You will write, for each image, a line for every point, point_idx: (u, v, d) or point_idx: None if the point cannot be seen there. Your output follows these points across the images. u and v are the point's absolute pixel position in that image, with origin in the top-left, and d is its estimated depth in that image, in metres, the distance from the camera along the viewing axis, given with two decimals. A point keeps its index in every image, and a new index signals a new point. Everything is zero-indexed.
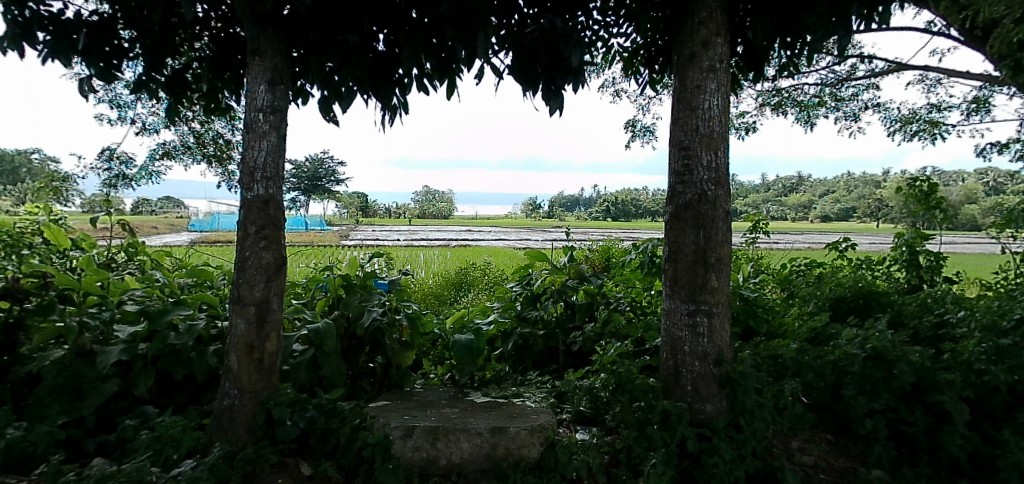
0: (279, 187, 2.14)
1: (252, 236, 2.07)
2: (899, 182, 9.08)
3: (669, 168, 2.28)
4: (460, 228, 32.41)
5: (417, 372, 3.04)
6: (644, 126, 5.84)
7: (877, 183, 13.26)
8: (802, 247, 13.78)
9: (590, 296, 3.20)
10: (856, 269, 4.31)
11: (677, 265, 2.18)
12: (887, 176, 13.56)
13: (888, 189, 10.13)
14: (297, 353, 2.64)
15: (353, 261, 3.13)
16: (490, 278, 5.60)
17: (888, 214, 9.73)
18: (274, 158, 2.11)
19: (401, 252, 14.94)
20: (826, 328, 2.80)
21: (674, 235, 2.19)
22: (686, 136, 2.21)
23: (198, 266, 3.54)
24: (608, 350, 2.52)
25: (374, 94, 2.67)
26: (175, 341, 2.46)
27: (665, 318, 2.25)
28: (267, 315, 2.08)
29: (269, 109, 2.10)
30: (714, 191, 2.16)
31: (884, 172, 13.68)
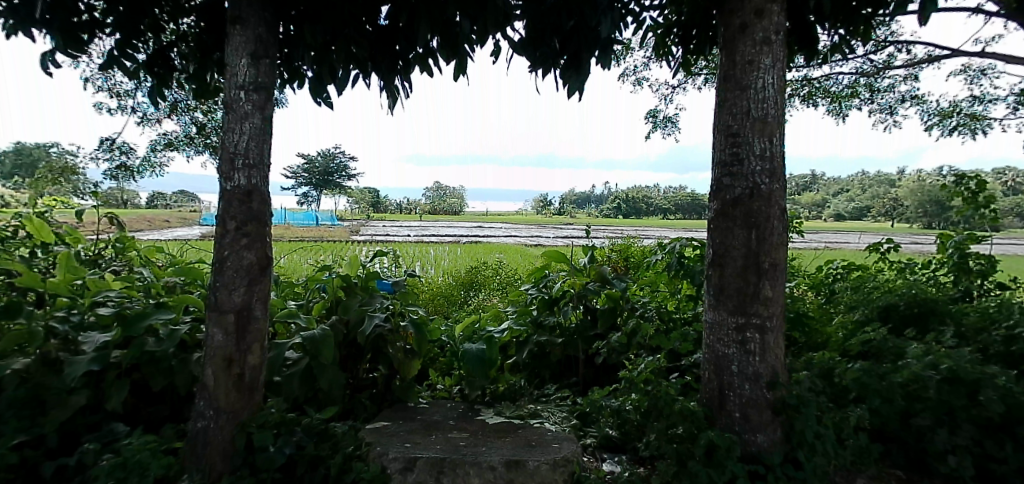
0: (263, 177, 1.87)
1: (231, 233, 1.80)
2: (924, 181, 8.66)
3: (713, 157, 1.97)
4: (470, 224, 32.20)
5: (423, 384, 2.76)
6: (667, 117, 5.49)
7: (895, 181, 12.84)
8: (817, 248, 13.39)
9: (613, 300, 2.92)
10: (898, 273, 3.96)
11: (723, 270, 1.87)
12: (904, 174, 13.12)
13: (907, 187, 9.75)
14: (291, 362, 2.37)
15: (355, 260, 2.86)
16: (502, 278, 5.32)
17: (907, 215, 9.37)
18: (259, 144, 1.85)
19: (409, 249, 14.72)
20: (883, 342, 2.47)
21: (719, 236, 1.89)
22: (736, 121, 1.89)
23: (191, 263, 3.29)
24: (638, 365, 2.23)
25: (375, 74, 2.40)
26: (154, 349, 2.21)
27: (707, 331, 1.95)
28: (249, 324, 1.81)
29: (251, 87, 1.83)
30: (769, 185, 1.84)
31: (901, 171, 13.24)
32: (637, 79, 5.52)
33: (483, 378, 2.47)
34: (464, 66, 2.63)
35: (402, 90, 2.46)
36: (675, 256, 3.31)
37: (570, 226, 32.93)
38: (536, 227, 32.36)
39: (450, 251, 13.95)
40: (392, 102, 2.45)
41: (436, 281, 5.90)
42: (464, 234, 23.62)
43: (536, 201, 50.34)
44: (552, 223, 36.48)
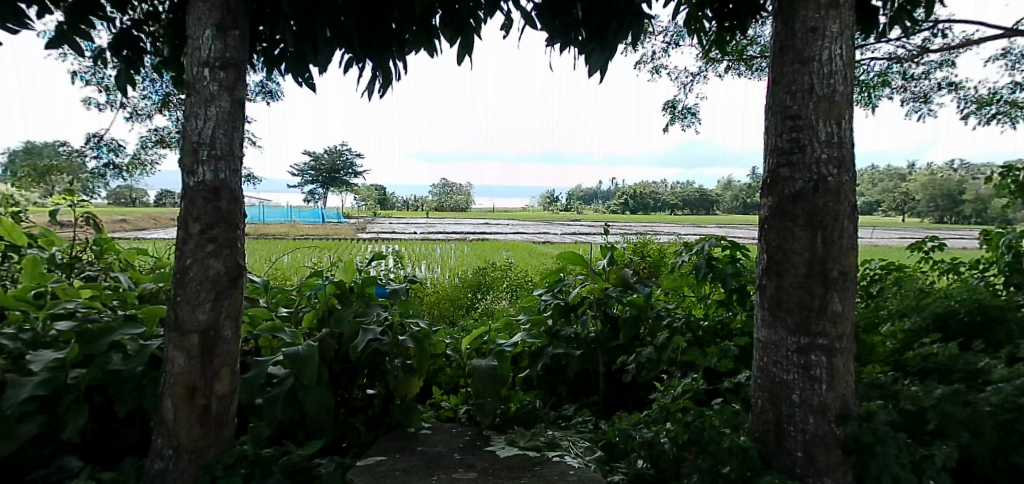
0: (234, 172, 1.58)
1: (194, 238, 1.51)
2: (945, 174, 8.28)
3: (766, 144, 1.66)
4: (476, 221, 31.97)
5: (425, 403, 2.48)
6: (687, 108, 5.17)
7: (907, 175, 12.49)
8: None
9: (636, 307, 2.61)
10: (944, 274, 3.61)
11: (781, 280, 1.57)
12: (913, 168, 12.74)
13: (919, 180, 9.38)
14: (276, 383, 2.09)
15: (350, 263, 2.57)
16: (510, 279, 5.04)
17: (913, 208, 9.03)
18: (230, 133, 1.56)
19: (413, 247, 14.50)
20: (952, 358, 2.15)
21: (776, 238, 1.58)
22: (795, 100, 1.58)
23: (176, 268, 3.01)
24: (672, 387, 1.92)
25: (365, 54, 2.12)
26: (119, 368, 1.94)
27: (760, 351, 1.65)
28: (216, 346, 1.53)
29: (217, 63, 1.53)
30: (837, 177, 1.53)
31: (910, 165, 12.86)
32: (655, 67, 5.20)
33: (493, 399, 2.19)
34: (469, 46, 2.34)
35: (398, 71, 2.17)
36: (703, 258, 3.01)
37: (577, 223, 32.63)
38: (543, 224, 32.09)
39: (455, 249, 13.69)
40: (387, 84, 2.16)
41: (440, 282, 5.62)
42: (470, 231, 23.41)
43: (541, 198, 50.11)
44: (559, 219, 36.18)
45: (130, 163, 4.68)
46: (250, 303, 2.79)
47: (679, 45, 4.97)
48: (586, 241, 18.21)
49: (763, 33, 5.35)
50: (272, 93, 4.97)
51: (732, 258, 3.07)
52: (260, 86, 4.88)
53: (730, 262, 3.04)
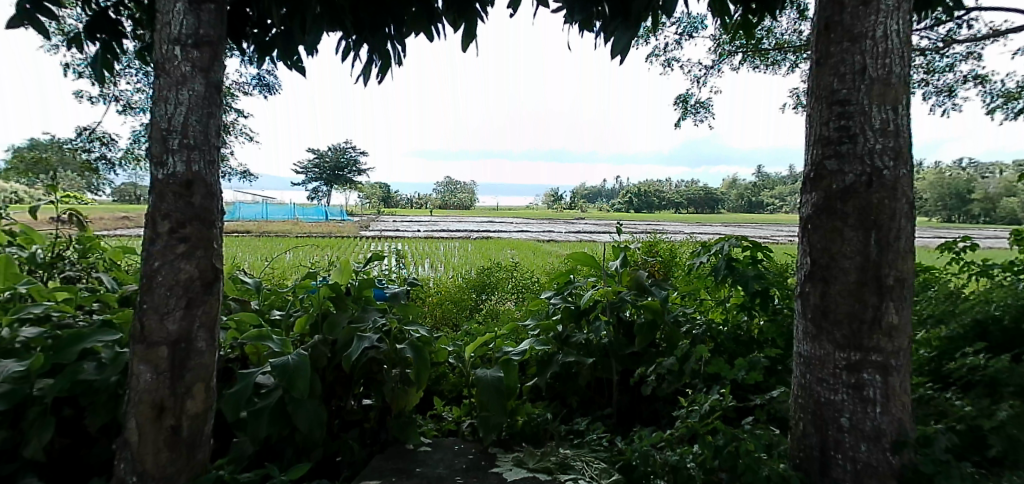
0: (210, 163, 1.40)
1: (162, 238, 1.33)
2: (961, 173, 8.04)
3: (810, 133, 1.48)
4: (480, 219, 31.81)
5: (426, 414, 2.31)
6: (700, 102, 4.98)
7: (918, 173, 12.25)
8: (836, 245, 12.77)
9: (653, 312, 2.43)
10: (976, 277, 3.40)
11: (828, 287, 1.38)
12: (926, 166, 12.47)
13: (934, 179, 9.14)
14: (262, 395, 1.92)
15: (347, 264, 2.40)
16: (516, 279, 4.87)
17: (927, 207, 8.79)
18: (206, 120, 1.38)
19: (416, 245, 14.35)
20: (1004, 371, 1.96)
21: (823, 240, 1.39)
22: (843, 84, 1.39)
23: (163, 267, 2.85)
24: (697, 403, 1.74)
25: (360, 35, 1.94)
26: (91, 378, 1.78)
27: (802, 366, 1.46)
28: (188, 360, 1.35)
29: (190, 40, 1.35)
30: (894, 170, 1.34)
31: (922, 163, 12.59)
32: (667, 61, 5.01)
33: (499, 413, 2.01)
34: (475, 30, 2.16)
35: (397, 55, 2.01)
36: (723, 259, 2.83)
37: (581, 222, 32.45)
38: (547, 222, 31.90)
39: (458, 247, 13.55)
40: (385, 70, 1.99)
41: (443, 282, 5.45)
42: (474, 229, 23.26)
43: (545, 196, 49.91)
44: (563, 218, 36.00)
45: (123, 158, 4.53)
46: (241, 306, 2.63)
47: (692, 36, 4.78)
48: (590, 241, 18.03)
49: (780, 24, 5.16)
50: (271, 87, 4.83)
51: (753, 259, 2.89)
52: (257, 78, 4.73)
53: (751, 264, 2.85)
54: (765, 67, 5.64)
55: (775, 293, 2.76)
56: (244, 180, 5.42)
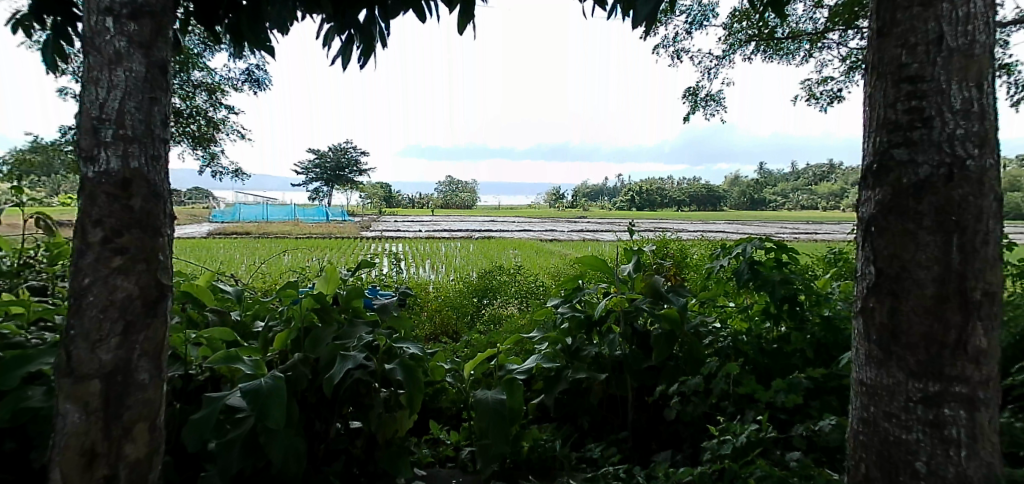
0: (153, 160, 1.16)
1: (93, 249, 1.09)
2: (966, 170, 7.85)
3: (871, 117, 1.25)
4: (482, 218, 31.63)
5: (421, 438, 2.09)
6: (711, 95, 4.75)
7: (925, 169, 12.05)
8: (843, 243, 12.55)
9: (672, 323, 2.20)
10: (1016, 279, 3.16)
11: (899, 303, 1.15)
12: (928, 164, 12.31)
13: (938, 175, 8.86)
14: (234, 424, 1.69)
15: (334, 272, 2.18)
16: (519, 283, 4.65)
17: None
18: (146, 105, 1.14)
19: (417, 246, 14.16)
20: None
21: (891, 245, 1.16)
22: (914, 56, 1.16)
23: None
24: (731, 433, 1.50)
25: (339, 13, 1.71)
26: (35, 409, 1.55)
27: (864, 396, 1.23)
28: (127, 396, 1.12)
29: (126, 8, 1.11)
30: (978, 160, 1.11)
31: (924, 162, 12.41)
32: (676, 52, 4.78)
33: (502, 441, 1.78)
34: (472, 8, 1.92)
35: (381, 36, 1.78)
36: (746, 263, 2.59)
37: (584, 220, 32.19)
38: (549, 221, 31.68)
39: (459, 248, 13.34)
40: (367, 52, 1.76)
41: (443, 285, 5.24)
42: (476, 229, 23.06)
43: (547, 195, 49.68)
44: (565, 216, 35.78)
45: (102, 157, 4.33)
46: (219, 318, 2.40)
47: (704, 26, 4.55)
48: (593, 239, 17.80)
49: (794, 12, 4.90)
50: (262, 83, 4.61)
51: (778, 263, 2.66)
52: (246, 73, 4.51)
53: (777, 267, 2.62)
54: (777, 58, 5.40)
55: (802, 300, 2.53)
56: (236, 181, 5.21)
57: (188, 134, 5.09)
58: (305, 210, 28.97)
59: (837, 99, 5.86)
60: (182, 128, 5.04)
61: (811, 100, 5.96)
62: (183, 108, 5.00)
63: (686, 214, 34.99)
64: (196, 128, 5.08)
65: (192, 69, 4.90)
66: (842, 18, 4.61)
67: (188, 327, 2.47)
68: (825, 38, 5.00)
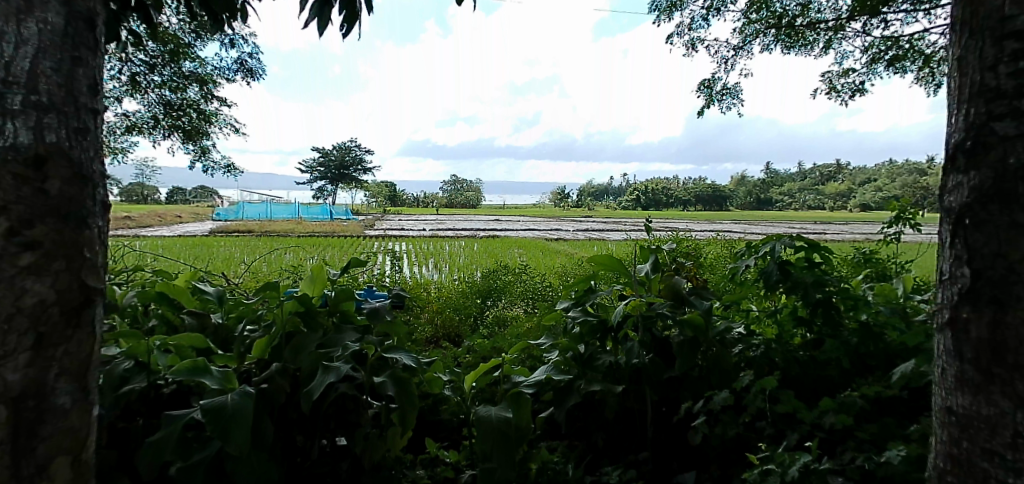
0: (78, 132, 0.96)
1: None
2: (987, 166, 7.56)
3: (960, 88, 1.03)
4: (487, 218, 31.45)
5: (417, 457, 1.87)
6: (728, 88, 4.51)
7: (940, 166, 11.73)
8: (857, 242, 12.24)
9: (695, 329, 1.98)
10: None
11: (1003, 313, 0.91)
12: (941, 161, 12.01)
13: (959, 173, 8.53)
14: (199, 444, 1.48)
15: (320, 273, 1.97)
16: (524, 284, 4.43)
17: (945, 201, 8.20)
18: (67, 66, 0.94)
19: (421, 245, 13.97)
20: None
21: (993, 242, 0.92)
22: (1021, 5, 0.92)
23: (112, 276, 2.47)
24: (775, 463, 1.27)
25: None
26: None
27: (957, 428, 1.00)
28: (41, 424, 0.91)
29: None
30: None
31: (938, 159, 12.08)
32: (691, 42, 4.54)
33: (507, 465, 1.54)
34: None
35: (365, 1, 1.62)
36: (775, 263, 2.36)
37: (590, 220, 31.95)
38: (555, 221, 31.41)
39: (464, 247, 13.14)
40: (349, 18, 1.57)
41: (446, 286, 5.03)
42: (480, 228, 22.85)
43: (552, 194, 49.41)
44: (570, 216, 35.52)
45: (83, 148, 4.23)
46: (199, 322, 2.20)
47: (721, 13, 4.31)
48: (601, 239, 17.55)
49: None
50: (256, 74, 4.46)
51: (810, 263, 2.43)
52: (238, 62, 4.36)
53: (809, 269, 2.39)
54: (797, 49, 5.14)
55: (837, 304, 2.30)
56: (229, 176, 5.06)
57: (179, 128, 5.02)
58: (309, 209, 28.89)
59: (859, 92, 5.60)
60: (174, 122, 4.99)
61: (831, 94, 5.69)
62: (174, 101, 4.92)
63: (693, 213, 34.65)
64: (187, 122, 5.01)
65: (184, 60, 4.77)
66: (866, 4, 4.35)
67: (165, 332, 2.27)
68: (848, 27, 4.74)
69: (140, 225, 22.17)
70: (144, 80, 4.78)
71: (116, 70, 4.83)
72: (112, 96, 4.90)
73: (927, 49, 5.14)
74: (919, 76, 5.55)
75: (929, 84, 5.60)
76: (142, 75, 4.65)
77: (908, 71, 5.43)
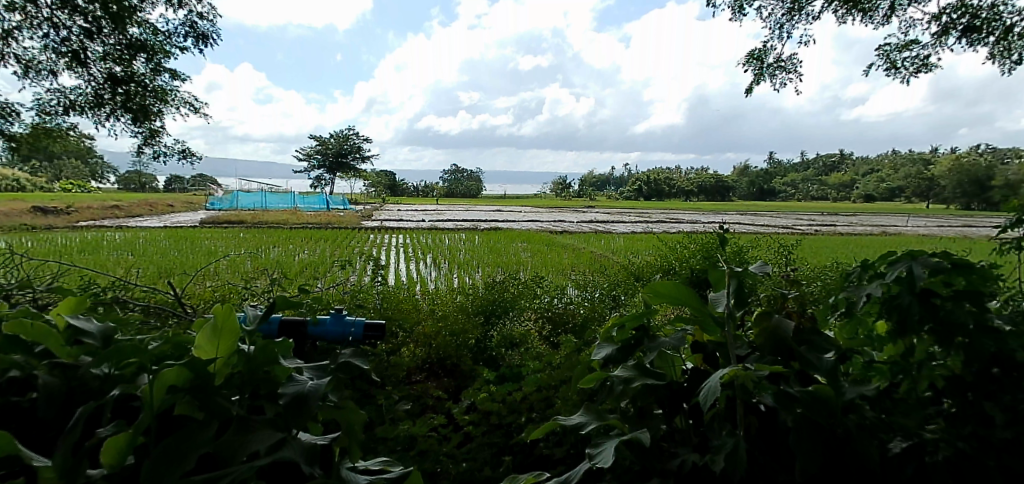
0: None
1: None
2: None
3: None
4: (488, 208, 30.61)
5: None
6: (783, 59, 3.77)
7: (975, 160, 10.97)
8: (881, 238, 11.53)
9: (827, 412, 1.25)
10: None
11: None
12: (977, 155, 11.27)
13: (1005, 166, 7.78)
14: None
15: (229, 320, 1.22)
16: (534, 295, 3.72)
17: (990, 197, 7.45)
18: None
19: (417, 238, 13.20)
20: None
21: None
22: None
23: None
24: None
25: None
26: None
27: None
28: None
29: None
30: None
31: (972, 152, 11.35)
32: (740, 4, 3.80)
33: None
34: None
35: None
36: (912, 293, 1.64)
37: (593, 211, 31.07)
38: (557, 211, 30.62)
39: (465, 240, 12.41)
40: None
41: (443, 295, 4.29)
42: (481, 219, 22.15)
43: (554, 184, 48.55)
44: (573, 206, 34.68)
45: None
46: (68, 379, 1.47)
47: None
48: (609, 230, 16.76)
49: None
50: (210, 39, 3.69)
51: (960, 292, 1.69)
52: (188, 24, 3.59)
53: (960, 300, 1.66)
54: (856, 17, 4.36)
55: (1011, 356, 1.56)
56: (184, 161, 4.36)
57: (125, 107, 4.29)
58: (306, 198, 28.09)
59: (922, 69, 4.82)
60: (119, 99, 4.26)
61: (890, 70, 4.94)
62: (119, 74, 4.19)
63: (699, 204, 33.78)
64: (134, 99, 4.29)
65: (128, 25, 4.01)
66: None
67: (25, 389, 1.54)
68: None
69: (129, 214, 21.44)
70: (80, 48, 4.04)
71: (48, 37, 4.09)
72: (44, 69, 4.17)
73: (1010, 18, 4.34)
74: (994, 51, 4.76)
75: (1004, 62, 4.80)
76: (78, 42, 3.93)
77: (981, 44, 4.64)
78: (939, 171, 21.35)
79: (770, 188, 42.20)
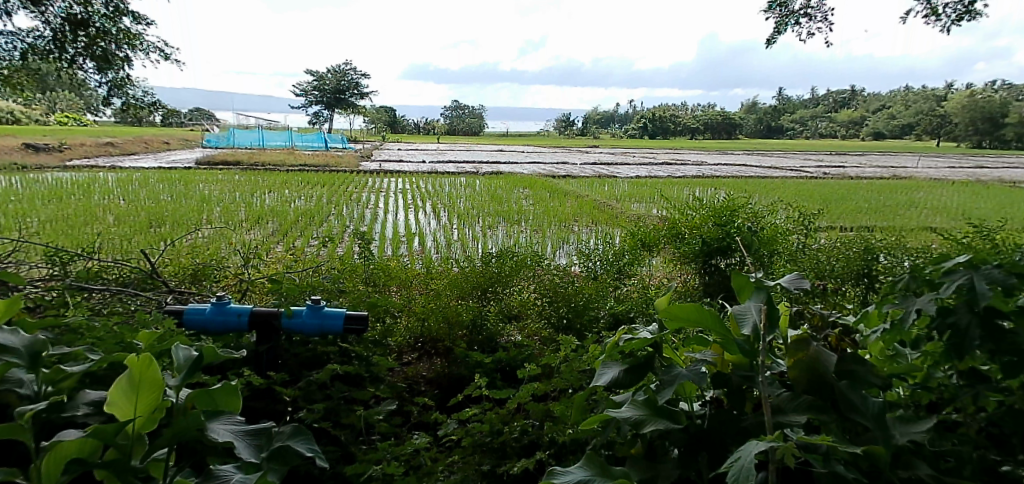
0: None
1: None
2: None
3: None
4: (489, 148, 29.90)
5: None
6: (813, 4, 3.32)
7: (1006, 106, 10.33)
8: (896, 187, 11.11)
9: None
10: None
11: None
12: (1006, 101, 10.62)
13: None
14: None
15: (149, 372, 0.99)
16: (533, 267, 3.49)
17: None
18: None
19: (417, 183, 12.85)
20: None
21: None
22: None
23: None
24: None
25: None
26: None
27: None
28: None
29: None
30: None
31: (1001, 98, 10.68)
32: None
33: None
34: None
35: None
36: (973, 314, 1.36)
37: (598, 151, 30.32)
38: (561, 151, 29.90)
39: (466, 186, 12.08)
40: None
41: (438, 262, 4.08)
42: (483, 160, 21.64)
43: (559, 122, 47.24)
44: (577, 146, 33.87)
45: None
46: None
47: None
48: (613, 174, 16.33)
49: None
50: None
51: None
52: None
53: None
54: None
55: None
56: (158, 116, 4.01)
57: (88, 53, 3.88)
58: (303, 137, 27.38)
59: (967, 15, 4.31)
60: (80, 44, 3.85)
61: (930, 16, 4.42)
62: (76, 15, 3.75)
63: (706, 145, 32.94)
64: (96, 44, 3.87)
65: None
66: None
67: None
68: None
69: (124, 152, 21.02)
70: None
71: None
72: None
73: None
74: None
75: None
76: None
77: None
78: (959, 114, 20.46)
79: (781, 127, 40.96)
